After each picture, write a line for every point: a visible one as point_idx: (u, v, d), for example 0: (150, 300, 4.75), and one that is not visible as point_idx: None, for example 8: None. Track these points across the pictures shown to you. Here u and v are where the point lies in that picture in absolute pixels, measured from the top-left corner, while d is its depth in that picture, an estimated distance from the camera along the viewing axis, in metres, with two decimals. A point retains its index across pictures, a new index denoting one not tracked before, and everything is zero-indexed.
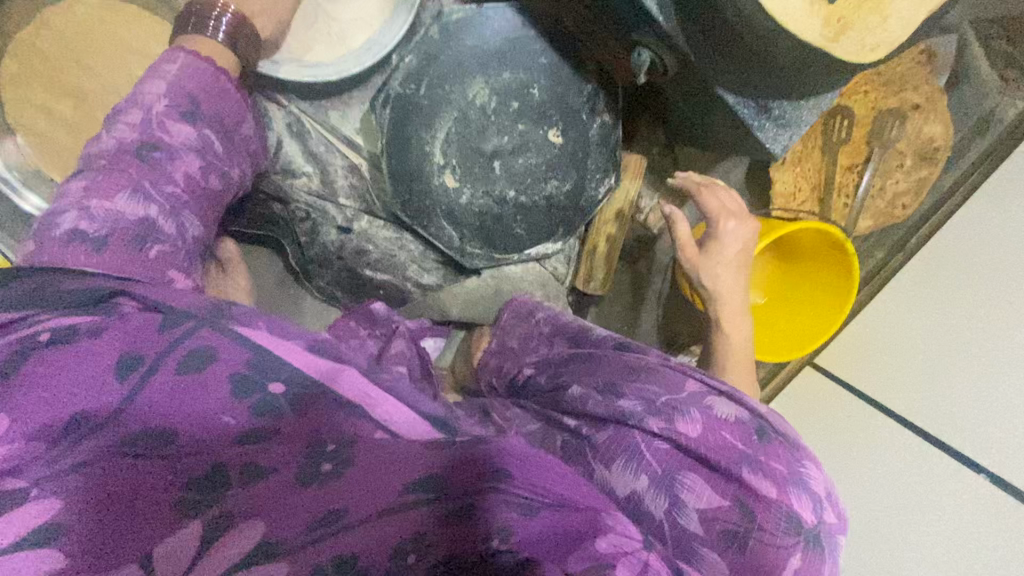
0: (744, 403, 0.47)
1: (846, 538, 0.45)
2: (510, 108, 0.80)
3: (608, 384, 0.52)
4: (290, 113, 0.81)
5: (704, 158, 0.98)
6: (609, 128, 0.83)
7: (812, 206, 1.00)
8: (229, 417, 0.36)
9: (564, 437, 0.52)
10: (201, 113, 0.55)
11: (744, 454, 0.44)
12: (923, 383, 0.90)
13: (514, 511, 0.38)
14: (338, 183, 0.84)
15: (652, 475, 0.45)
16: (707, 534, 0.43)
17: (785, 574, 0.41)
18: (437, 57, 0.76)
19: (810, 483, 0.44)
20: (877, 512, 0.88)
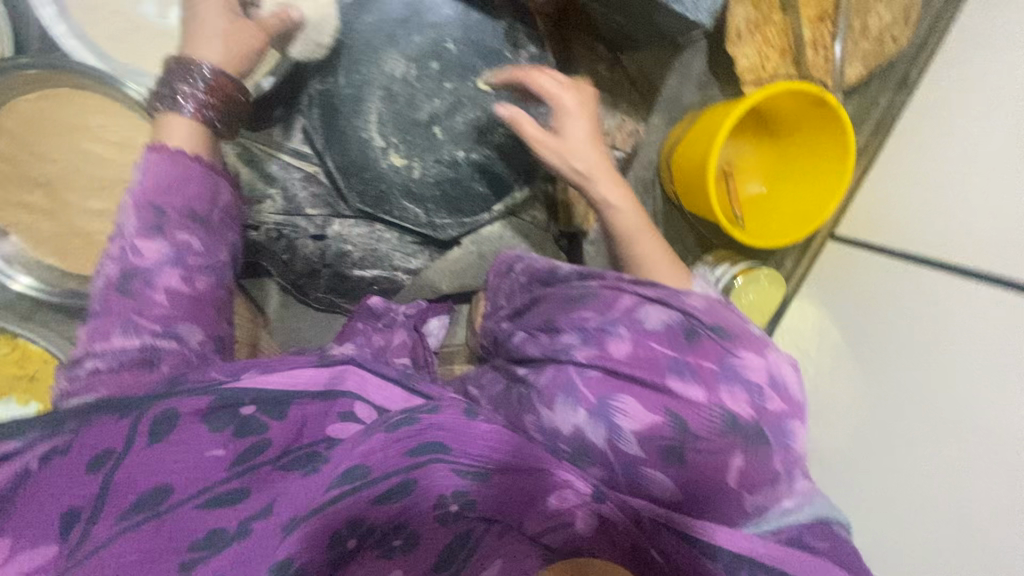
0: (676, 305, 0.48)
1: (794, 421, 0.46)
2: (430, 70, 0.78)
3: (544, 320, 0.52)
4: (235, 143, 0.84)
5: (657, 58, 0.95)
6: (539, 58, 0.80)
7: (788, 71, 0.91)
8: (216, 448, 0.45)
9: (512, 386, 0.52)
10: (170, 218, 0.52)
11: (674, 360, 0.45)
12: (961, 226, 0.77)
13: (465, 480, 0.46)
14: (300, 197, 0.86)
15: (590, 407, 0.45)
16: (649, 454, 0.43)
17: (726, 476, 0.43)
18: (345, 44, 0.77)
19: (745, 375, 0.45)
20: (916, 388, 0.75)
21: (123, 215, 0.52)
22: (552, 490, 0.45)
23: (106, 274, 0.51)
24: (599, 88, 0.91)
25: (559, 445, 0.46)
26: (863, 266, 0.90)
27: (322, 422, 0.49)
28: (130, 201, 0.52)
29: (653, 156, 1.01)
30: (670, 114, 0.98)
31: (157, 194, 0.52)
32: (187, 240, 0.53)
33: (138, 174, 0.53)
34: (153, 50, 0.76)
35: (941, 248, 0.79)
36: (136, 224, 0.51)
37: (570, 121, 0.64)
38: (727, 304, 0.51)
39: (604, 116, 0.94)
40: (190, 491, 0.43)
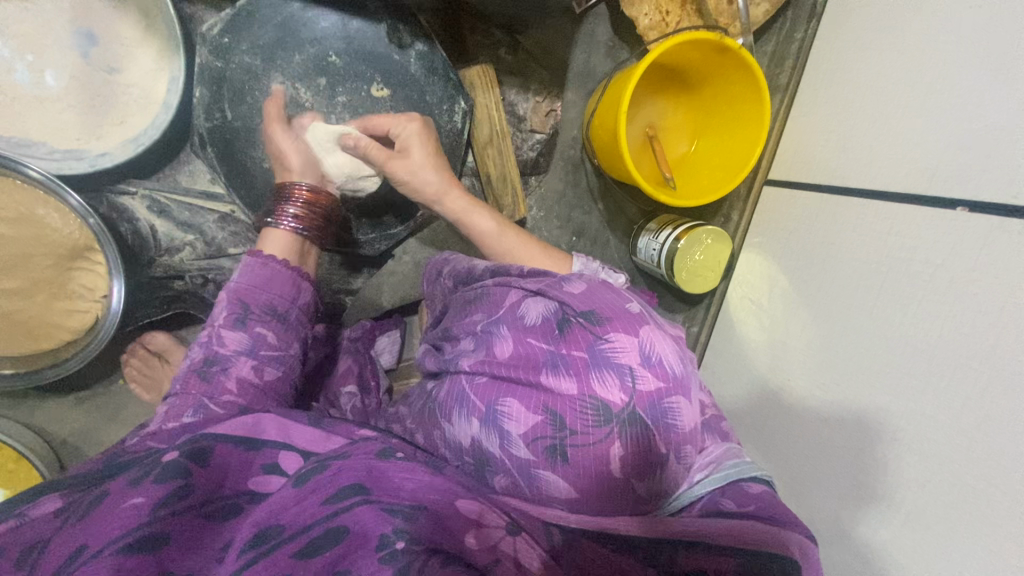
0: (553, 296, 0.49)
1: (680, 396, 0.44)
2: (319, 86, 0.76)
3: (446, 332, 0.56)
4: (144, 196, 0.82)
5: (559, 31, 0.92)
6: (429, 54, 0.79)
7: (692, 22, 0.89)
8: (137, 495, 0.44)
9: (428, 399, 0.56)
10: (253, 311, 0.60)
11: (549, 353, 0.46)
12: (887, 146, 0.74)
13: (394, 520, 0.41)
14: (220, 238, 0.85)
15: (479, 415, 0.46)
16: (535, 455, 0.44)
17: (612, 467, 0.43)
18: (223, 75, 0.74)
19: (615, 359, 0.44)
20: (875, 322, 0.72)
21: (217, 308, 0.61)
22: (469, 526, 0.41)
23: (195, 358, 0.59)
24: (502, 75, 0.90)
25: (464, 457, 0.48)
26: (799, 202, 0.88)
27: (248, 472, 0.50)
28: (223, 297, 0.61)
29: (575, 132, 0.99)
30: (585, 87, 0.96)
31: (247, 291, 0.61)
32: (260, 331, 0.60)
33: (235, 274, 0.63)
34: (36, 117, 0.74)
35: (863, 177, 0.77)
36: (227, 316, 0.60)
37: (402, 165, 0.71)
38: (609, 286, 0.50)
39: (517, 102, 0.92)
40: (102, 542, 0.41)
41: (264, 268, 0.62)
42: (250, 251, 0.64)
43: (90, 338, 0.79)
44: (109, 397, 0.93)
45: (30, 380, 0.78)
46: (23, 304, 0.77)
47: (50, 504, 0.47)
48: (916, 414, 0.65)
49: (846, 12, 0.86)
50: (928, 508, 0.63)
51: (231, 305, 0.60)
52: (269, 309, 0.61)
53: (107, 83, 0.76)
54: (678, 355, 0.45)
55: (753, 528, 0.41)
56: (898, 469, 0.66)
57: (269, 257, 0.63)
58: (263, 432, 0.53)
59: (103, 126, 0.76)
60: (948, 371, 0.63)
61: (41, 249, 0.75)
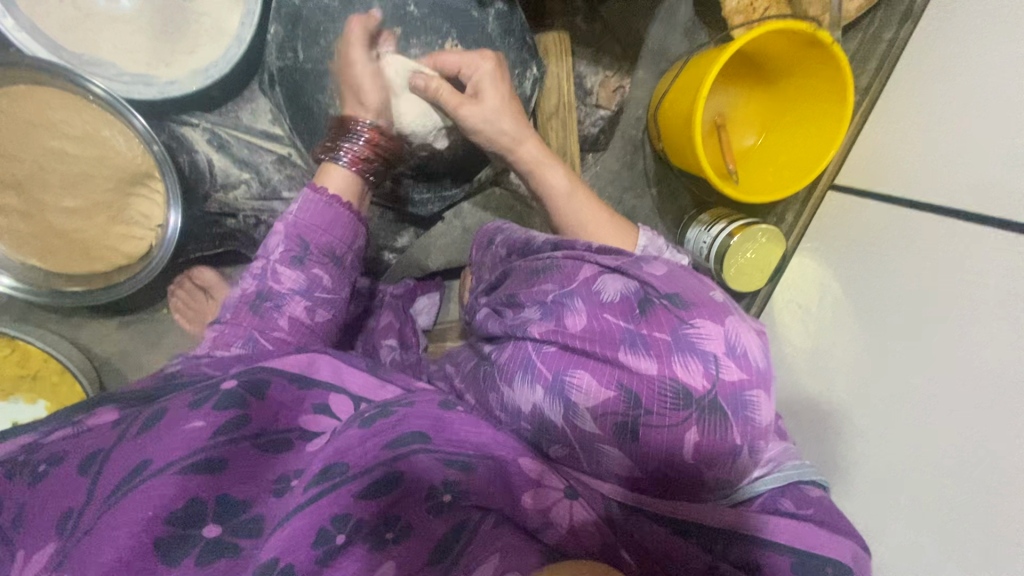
0: (633, 274, 0.49)
1: (759, 391, 0.43)
2: (394, 35, 0.74)
3: (510, 297, 0.56)
4: (206, 129, 0.82)
5: (639, 4, 0.89)
6: (508, 15, 0.77)
7: (780, 9, 0.85)
8: (198, 420, 0.45)
9: (481, 363, 0.56)
10: (311, 253, 0.58)
11: (627, 332, 0.46)
12: (971, 163, 0.71)
13: (451, 469, 0.45)
14: (275, 179, 0.84)
15: (546, 384, 0.46)
16: (603, 430, 0.44)
17: (681, 452, 0.43)
18: (300, 15, 0.74)
19: (699, 345, 0.44)
20: (924, 343, 0.71)
21: (273, 241, 0.59)
22: (528, 486, 0.45)
23: (247, 290, 0.59)
24: (575, 44, 0.87)
25: (522, 423, 0.48)
26: (864, 213, 0.86)
27: (298, 411, 0.50)
28: (281, 229, 0.59)
29: (640, 113, 0.96)
30: (656, 66, 0.93)
31: (306, 229, 0.58)
32: (318, 273, 0.59)
33: (293, 207, 0.60)
34: (108, 37, 0.74)
35: (942, 194, 0.74)
36: (285, 251, 0.58)
37: (478, 110, 0.69)
38: (690, 272, 0.50)
39: (587, 74, 0.89)
40: (169, 461, 0.42)
41: (324, 208, 0.59)
42: (310, 184, 0.61)
43: (141, 265, 0.80)
44: (152, 324, 0.94)
45: (81, 301, 0.78)
46: (82, 223, 0.78)
47: (106, 416, 0.48)
48: (965, 439, 0.64)
49: (949, 16, 0.81)
50: (965, 535, 0.62)
51: (290, 240, 0.58)
52: (328, 252, 0.59)
53: (182, 10, 0.75)
54: (762, 351, 0.45)
55: (807, 535, 0.42)
56: (940, 492, 0.65)
57: (330, 198, 0.60)
58: (315, 371, 0.52)
59: (173, 53, 0.75)
60: (1007, 401, 0.61)
61: (102, 170, 0.75)
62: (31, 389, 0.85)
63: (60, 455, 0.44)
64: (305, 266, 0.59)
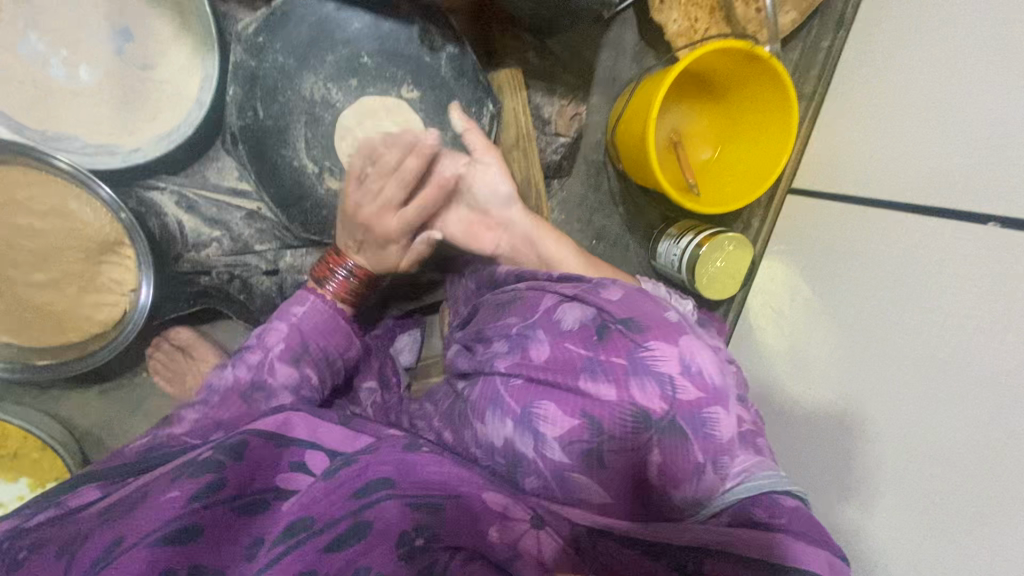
0: (591, 303, 0.54)
1: (714, 406, 0.48)
2: (350, 87, 0.77)
3: (478, 333, 0.60)
4: (173, 191, 0.83)
5: (587, 35, 0.93)
6: (460, 57, 0.80)
7: (721, 28, 0.88)
8: (173, 489, 0.45)
9: (456, 402, 0.57)
10: (310, 354, 0.63)
11: (586, 359, 0.50)
12: (912, 161, 0.75)
13: (420, 513, 0.45)
14: (246, 234, 0.86)
15: (515, 417, 0.50)
16: (572, 458, 0.48)
17: (645, 468, 0.48)
18: (257, 75, 0.75)
19: (654, 367, 0.49)
20: (891, 335, 0.73)
21: (272, 339, 0.62)
22: (494, 520, 0.46)
23: (241, 379, 0.60)
24: (529, 78, 0.91)
25: (496, 458, 0.51)
26: (822, 214, 0.89)
27: (274, 470, 0.50)
28: (283, 328, 0.63)
29: (600, 137, 0.99)
30: (610, 91, 0.96)
31: (310, 333, 0.63)
32: (310, 373, 0.62)
33: (297, 309, 0.65)
34: (70, 113, 0.75)
35: (885, 188, 0.78)
36: (285, 348, 0.61)
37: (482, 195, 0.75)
38: (647, 296, 0.55)
39: (543, 105, 0.92)
40: (141, 535, 0.42)
41: (326, 313, 0.65)
42: (315, 291, 0.67)
43: (116, 330, 0.80)
44: (132, 388, 0.93)
45: (58, 373, 0.78)
46: (52, 295, 0.78)
47: (89, 494, 0.48)
48: (938, 425, 0.65)
49: (879, 24, 0.86)
50: (952, 518, 0.62)
51: (294, 337, 0.62)
52: (326, 360, 0.64)
53: (142, 79, 0.77)
54: (722, 369, 0.50)
55: (783, 542, 0.43)
56: (919, 480, 0.66)
57: (332, 305, 0.66)
58: (291, 431, 0.53)
59: (135, 121, 0.77)
60: (969, 379, 0.63)
61: (71, 242, 0.76)
62: (11, 469, 0.83)
63: (37, 542, 0.44)
64: (300, 365, 0.62)
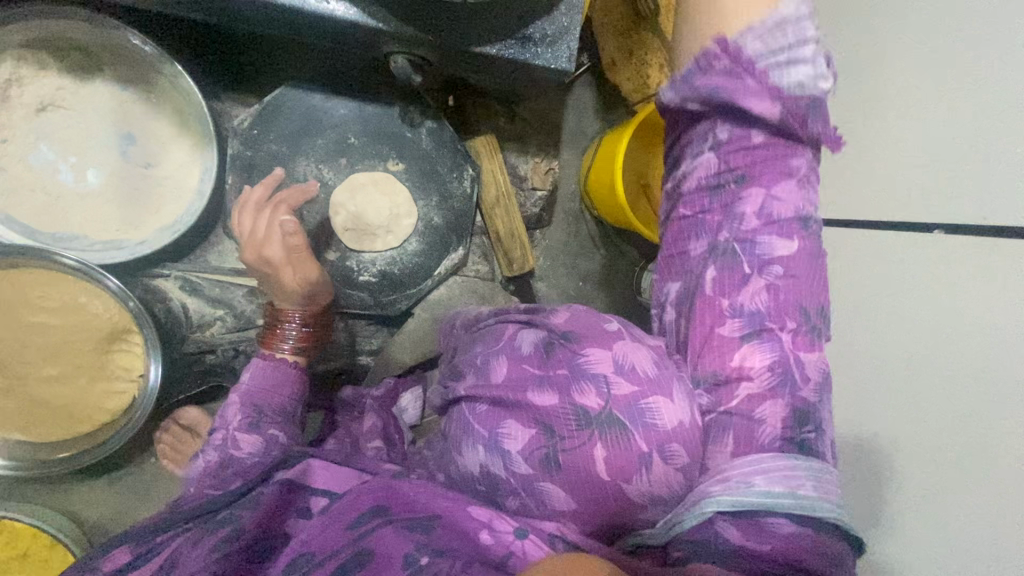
0: (540, 325, 0.56)
1: (650, 398, 0.49)
2: (340, 166, 0.83)
3: (453, 369, 0.61)
4: (177, 277, 0.88)
5: (552, 100, 1.01)
6: (438, 129, 0.86)
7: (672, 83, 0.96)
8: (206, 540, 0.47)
9: (443, 440, 0.59)
10: (265, 415, 0.65)
11: (536, 376, 0.52)
12: (855, 181, 0.78)
13: (415, 535, 0.47)
14: (248, 310, 0.88)
15: (484, 442, 0.52)
16: (535, 467, 0.50)
17: (596, 468, 0.48)
18: (252, 162, 0.80)
19: (589, 370, 0.51)
20: (860, 340, 0.73)
21: (230, 411, 0.65)
22: (482, 526, 0.48)
23: (209, 461, 0.60)
24: (503, 141, 0.98)
25: (478, 485, 0.53)
26: None
27: (285, 514, 0.52)
28: (235, 400, 0.66)
29: (574, 187, 1.06)
30: (578, 146, 1.04)
31: (258, 395, 0.66)
32: (273, 432, 0.63)
33: (245, 377, 0.68)
34: (79, 214, 0.80)
35: (842, 191, 0.81)
36: (241, 418, 0.63)
37: None
38: (591, 311, 0.56)
39: (518, 165, 0.99)
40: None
41: (272, 372, 0.68)
42: (259, 354, 0.70)
43: (125, 417, 0.82)
44: (140, 474, 0.94)
45: (70, 465, 0.80)
46: (66, 388, 0.80)
47: (121, 558, 0.48)
48: (926, 426, 0.63)
49: None
50: (923, 504, 0.63)
51: (246, 404, 0.65)
52: (281, 412, 0.67)
53: (146, 178, 0.83)
54: (664, 360, 0.51)
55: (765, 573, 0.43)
56: (914, 481, 0.64)
57: (279, 361, 0.70)
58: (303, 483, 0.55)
59: (140, 217, 0.82)
60: (943, 376, 0.62)
61: (81, 335, 0.79)
62: (20, 568, 0.83)
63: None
64: (261, 428, 0.64)
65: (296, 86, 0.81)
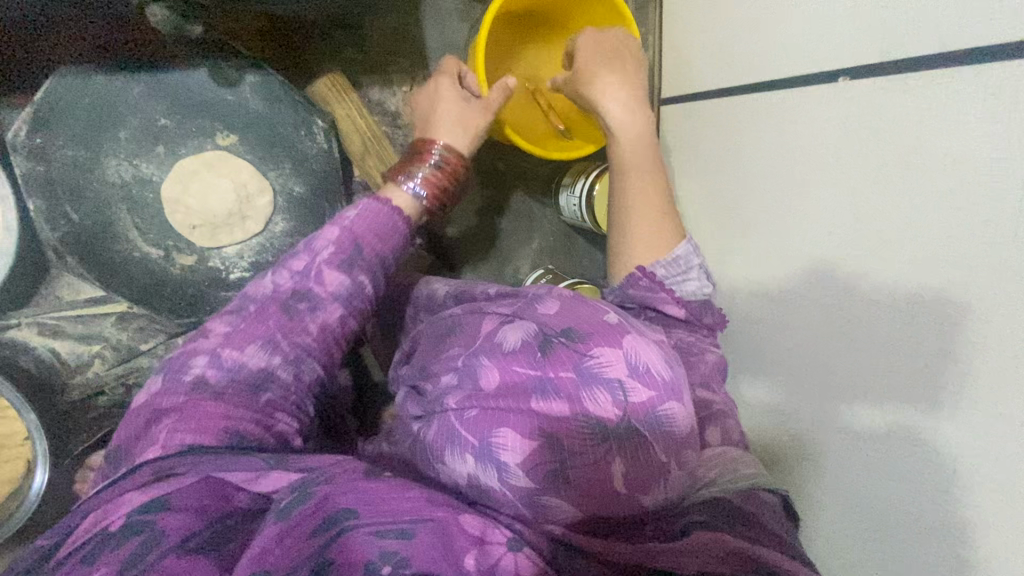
0: (530, 320, 0.50)
1: (667, 402, 0.45)
2: (160, 155, 0.71)
3: (423, 372, 0.55)
4: (31, 323, 0.78)
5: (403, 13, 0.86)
6: (266, 81, 0.72)
7: None
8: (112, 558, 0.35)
9: (409, 448, 0.52)
10: (281, 337, 0.53)
11: (536, 378, 0.46)
12: (770, 39, 0.68)
13: (389, 540, 0.36)
14: (126, 338, 0.82)
15: (474, 451, 0.44)
16: (540, 480, 0.42)
17: (618, 486, 0.43)
18: (53, 178, 0.67)
19: (603, 374, 0.45)
20: (792, 221, 0.65)
21: (284, 279, 0.56)
22: (470, 545, 0.38)
23: (283, 287, 0.55)
24: (357, 76, 0.83)
25: (464, 496, 0.45)
26: (705, 120, 0.81)
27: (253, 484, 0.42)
28: (288, 274, 0.56)
29: None
30: None
31: (315, 276, 0.55)
32: (288, 357, 0.53)
33: (340, 218, 0.58)
34: None
35: (773, 37, 0.67)
36: (278, 313, 0.54)
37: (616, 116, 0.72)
38: (584, 302, 0.52)
39: (385, 99, 0.85)
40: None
41: (352, 247, 0.56)
42: (365, 199, 0.60)
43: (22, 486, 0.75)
44: None
45: None
46: None
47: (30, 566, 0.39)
48: (872, 312, 0.55)
49: None
50: (852, 394, 0.58)
51: (279, 301, 0.54)
52: (325, 333, 0.55)
53: None
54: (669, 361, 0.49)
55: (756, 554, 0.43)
56: (854, 383, 0.58)
57: (355, 236, 0.57)
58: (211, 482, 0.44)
59: None
60: (895, 241, 0.52)
61: None
62: None
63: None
64: (277, 348, 0.53)
65: (70, 73, 0.66)
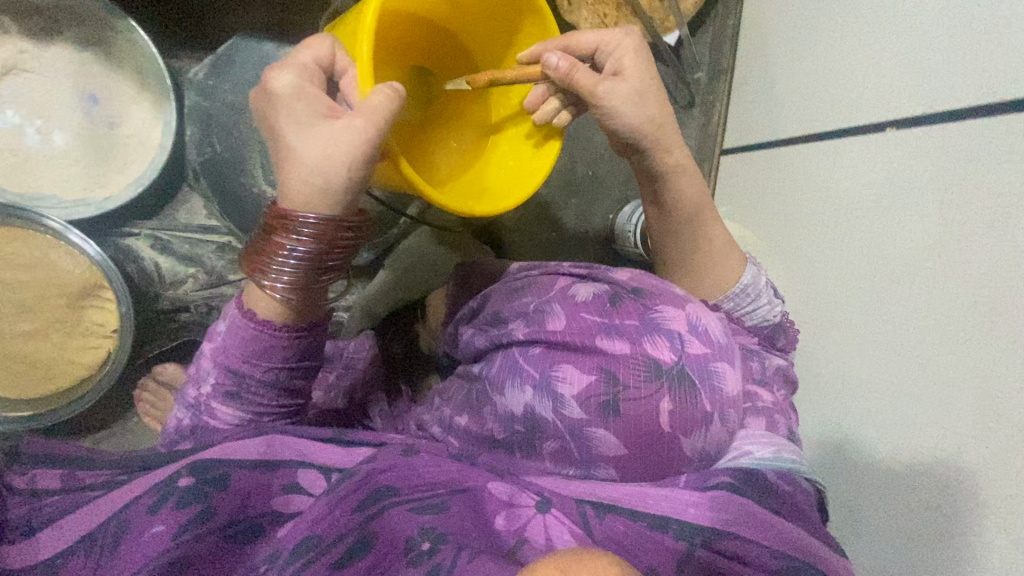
0: (602, 282, 0.61)
1: (717, 360, 0.55)
2: None
3: (494, 314, 0.64)
4: (147, 235, 0.89)
5: None
6: None
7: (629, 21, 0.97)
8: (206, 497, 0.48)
9: (471, 386, 0.61)
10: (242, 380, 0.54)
11: (601, 325, 0.56)
12: (850, 86, 0.77)
13: (424, 517, 0.46)
14: (220, 266, 0.91)
15: (535, 383, 0.55)
16: (591, 409, 0.53)
17: (660, 417, 0.52)
18: (210, 113, 0.83)
19: (664, 326, 0.56)
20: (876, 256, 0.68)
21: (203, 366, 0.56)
22: (500, 510, 0.48)
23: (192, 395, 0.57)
24: None
25: (516, 425, 0.55)
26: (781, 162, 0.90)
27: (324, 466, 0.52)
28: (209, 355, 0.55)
29: None
30: None
31: (234, 357, 0.54)
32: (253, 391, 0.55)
33: (220, 328, 0.55)
34: (45, 175, 0.82)
35: (855, 84, 0.76)
36: (217, 386, 0.55)
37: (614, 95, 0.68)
38: (655, 276, 0.63)
39: None
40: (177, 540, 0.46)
41: (246, 331, 0.53)
42: (238, 308, 0.54)
43: (102, 371, 0.84)
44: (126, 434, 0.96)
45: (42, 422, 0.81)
46: (39, 344, 0.81)
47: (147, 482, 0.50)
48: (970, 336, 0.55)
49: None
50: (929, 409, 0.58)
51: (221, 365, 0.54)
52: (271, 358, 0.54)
53: (109, 136, 0.84)
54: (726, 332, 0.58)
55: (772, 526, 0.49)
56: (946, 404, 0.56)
57: (253, 322, 0.53)
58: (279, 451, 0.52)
59: (107, 174, 0.84)
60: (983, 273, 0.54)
61: (51, 293, 0.80)
62: None
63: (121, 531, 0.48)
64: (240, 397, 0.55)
65: (248, 36, 0.83)
